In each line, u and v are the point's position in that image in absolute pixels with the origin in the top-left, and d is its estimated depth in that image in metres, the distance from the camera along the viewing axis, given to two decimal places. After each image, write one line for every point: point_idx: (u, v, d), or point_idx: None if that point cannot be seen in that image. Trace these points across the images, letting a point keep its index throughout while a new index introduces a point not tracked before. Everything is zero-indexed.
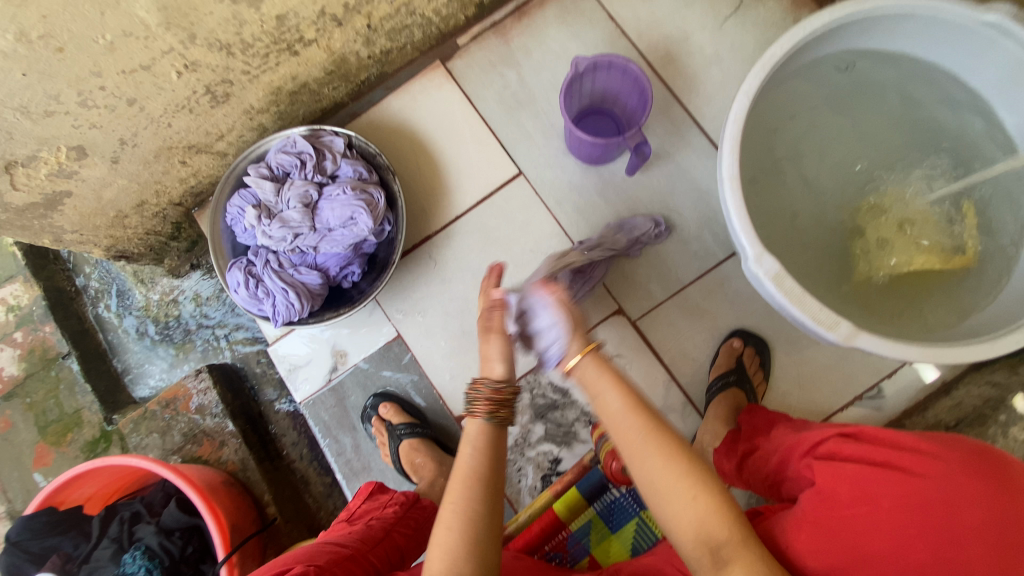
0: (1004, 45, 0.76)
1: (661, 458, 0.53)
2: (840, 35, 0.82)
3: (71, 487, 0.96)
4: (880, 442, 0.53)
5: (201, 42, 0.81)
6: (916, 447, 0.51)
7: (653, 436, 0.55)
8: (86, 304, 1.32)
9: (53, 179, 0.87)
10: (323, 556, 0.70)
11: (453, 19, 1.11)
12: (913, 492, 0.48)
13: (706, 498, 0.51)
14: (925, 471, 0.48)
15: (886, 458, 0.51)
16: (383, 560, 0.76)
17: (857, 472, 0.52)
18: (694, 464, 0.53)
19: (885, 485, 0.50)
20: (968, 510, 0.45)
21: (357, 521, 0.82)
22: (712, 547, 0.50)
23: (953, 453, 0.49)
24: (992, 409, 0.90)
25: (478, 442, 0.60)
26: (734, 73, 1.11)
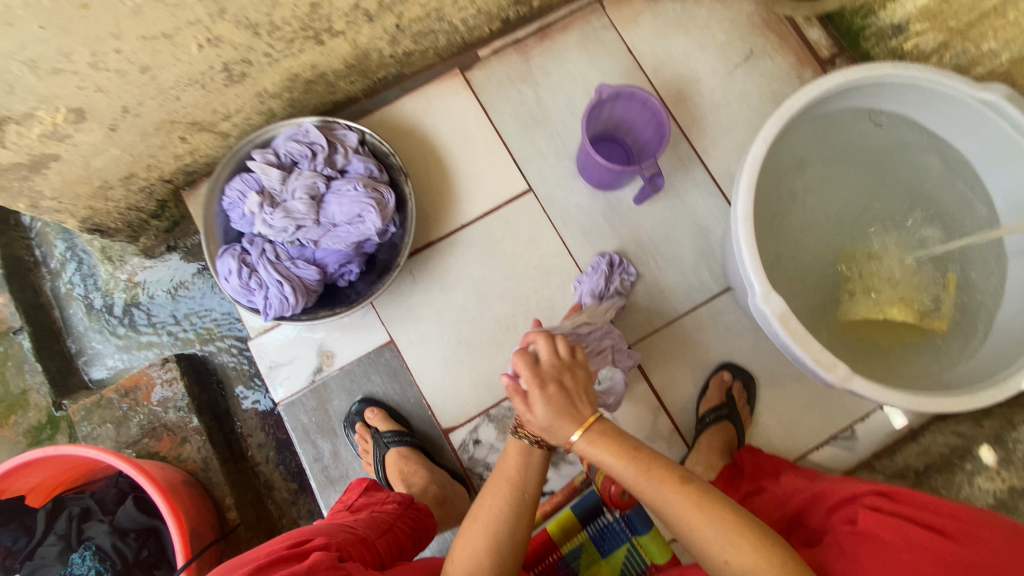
0: (995, 124, 0.83)
1: (689, 515, 0.60)
2: (850, 94, 0.88)
3: (15, 475, 0.87)
4: (923, 504, 0.56)
5: (230, 18, 0.78)
6: (959, 514, 0.54)
7: (675, 493, 0.62)
8: (46, 278, 1.22)
9: (45, 141, 0.80)
10: (338, 535, 0.69)
11: (478, 31, 1.12)
12: (957, 552, 0.50)
13: (737, 556, 0.56)
14: (969, 537, 0.51)
15: (932, 520, 0.54)
16: (388, 552, 0.74)
17: (899, 523, 0.55)
18: (721, 522, 0.58)
19: (930, 541, 0.52)
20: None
21: (359, 511, 0.80)
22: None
23: (994, 526, 0.52)
24: (958, 458, 0.94)
25: (515, 480, 0.70)
26: (740, 118, 1.16)
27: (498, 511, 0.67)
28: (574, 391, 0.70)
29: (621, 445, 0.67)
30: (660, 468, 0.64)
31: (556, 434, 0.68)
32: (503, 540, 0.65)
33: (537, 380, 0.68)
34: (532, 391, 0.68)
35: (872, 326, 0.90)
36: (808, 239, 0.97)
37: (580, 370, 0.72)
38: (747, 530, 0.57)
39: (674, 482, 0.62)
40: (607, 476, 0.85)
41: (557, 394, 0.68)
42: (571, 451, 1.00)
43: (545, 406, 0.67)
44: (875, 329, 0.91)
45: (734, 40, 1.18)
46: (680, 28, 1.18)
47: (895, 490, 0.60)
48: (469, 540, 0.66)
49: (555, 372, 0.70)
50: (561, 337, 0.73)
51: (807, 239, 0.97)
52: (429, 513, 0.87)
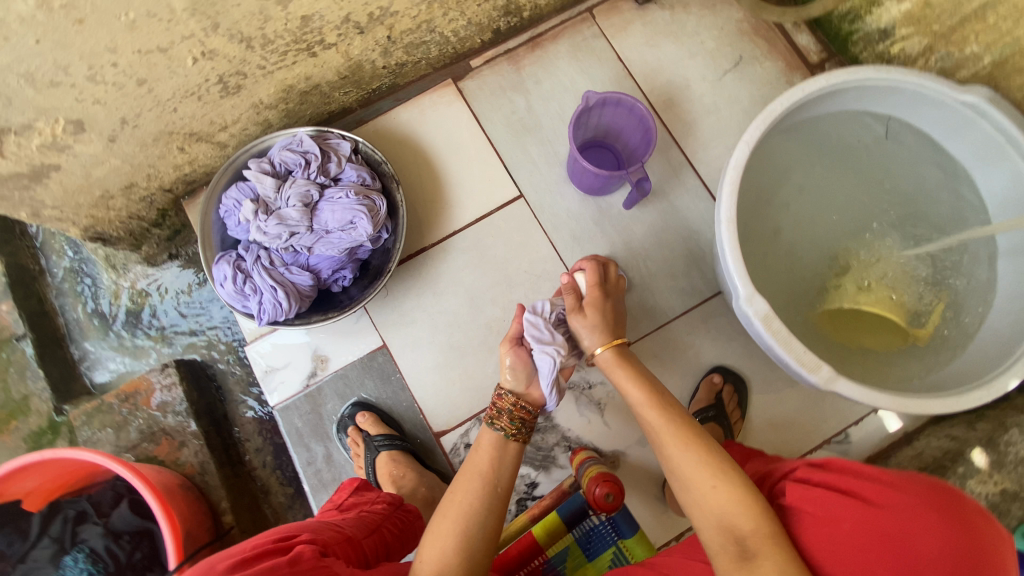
0: (980, 125, 0.84)
1: (680, 444, 0.70)
2: (834, 98, 0.89)
3: (13, 479, 0.88)
4: (847, 471, 0.56)
5: (223, 32, 0.81)
6: (878, 477, 0.54)
7: (678, 430, 0.71)
8: (50, 286, 1.25)
9: (45, 151, 0.84)
10: (325, 532, 0.70)
11: (470, 41, 1.14)
12: (870, 520, 0.51)
13: (722, 489, 0.63)
14: (882, 500, 0.51)
15: (850, 486, 0.54)
16: (374, 550, 0.75)
17: (822, 495, 0.56)
18: (706, 452, 0.68)
19: (846, 511, 0.53)
20: (920, 539, 0.47)
21: (348, 510, 0.81)
22: (737, 538, 0.58)
23: (911, 487, 0.51)
24: (951, 460, 0.95)
25: (487, 473, 0.74)
26: (730, 123, 1.17)
27: (469, 507, 0.70)
28: (616, 320, 0.89)
29: (639, 375, 0.81)
30: (670, 408, 0.75)
31: (589, 341, 0.85)
32: (474, 536, 0.68)
33: (592, 293, 0.88)
34: (587, 300, 0.87)
35: (856, 322, 0.91)
36: (797, 241, 0.97)
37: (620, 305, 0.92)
38: (727, 465, 0.65)
39: (677, 420, 0.73)
40: (594, 478, 0.85)
41: (604, 314, 0.87)
42: (560, 455, 1.03)
43: (592, 318, 0.86)
44: (859, 328, 0.91)
45: (723, 47, 1.19)
46: (669, 35, 1.20)
47: (827, 460, 0.60)
48: (439, 536, 0.68)
49: (598, 293, 0.88)
50: (613, 265, 0.96)
51: (795, 241, 0.97)
52: (418, 515, 0.88)
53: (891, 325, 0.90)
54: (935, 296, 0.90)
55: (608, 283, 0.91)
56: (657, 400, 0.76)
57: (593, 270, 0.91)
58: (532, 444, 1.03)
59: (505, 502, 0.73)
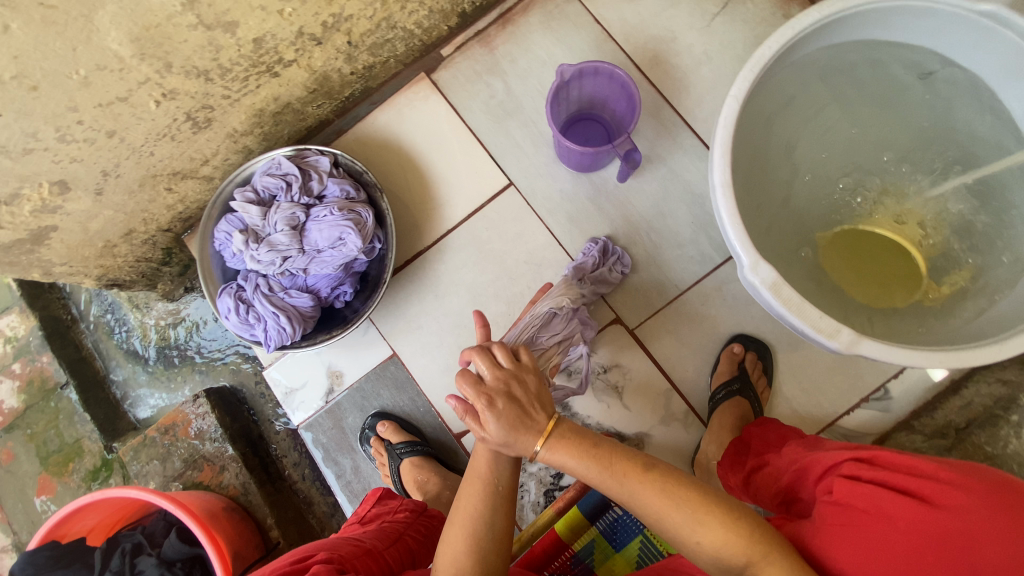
0: (1001, 35, 0.73)
1: (649, 506, 0.58)
2: (832, 32, 0.78)
3: (75, 518, 0.96)
4: (900, 466, 0.53)
5: (178, 70, 0.81)
6: (936, 473, 0.50)
7: (634, 481, 0.59)
8: (84, 332, 1.32)
9: (38, 215, 0.86)
10: (342, 549, 0.73)
11: (436, 30, 1.09)
12: (932, 522, 0.48)
13: (706, 538, 0.55)
14: (946, 501, 0.48)
15: (906, 484, 0.51)
16: (398, 560, 0.77)
17: (875, 493, 0.52)
18: (680, 508, 0.56)
19: (902, 511, 0.50)
20: (988, 547, 0.45)
21: (369, 523, 0.85)
22: (738, 574, 0.54)
23: (978, 485, 0.48)
24: (1003, 409, 0.89)
25: (487, 476, 0.70)
26: (725, 70, 1.08)
27: (476, 510, 0.68)
28: (530, 402, 0.64)
29: (576, 444, 0.63)
30: (623, 460, 0.61)
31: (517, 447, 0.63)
32: (482, 538, 0.66)
33: (482, 397, 0.62)
34: (480, 409, 0.62)
35: (848, 261, 0.86)
36: (804, 191, 0.89)
37: (532, 380, 0.65)
38: (708, 509, 0.56)
39: (637, 471, 0.60)
40: None
41: (509, 409, 0.62)
42: None
43: (501, 427, 0.62)
44: (859, 263, 0.86)
45: None
46: None
47: (874, 453, 0.56)
48: (449, 546, 0.67)
49: (500, 389, 0.63)
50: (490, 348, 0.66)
51: (800, 195, 0.89)
52: (443, 520, 0.89)
53: (893, 248, 0.85)
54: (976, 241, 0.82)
55: (491, 377, 0.64)
56: (603, 464, 0.61)
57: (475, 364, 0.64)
58: None
59: (510, 498, 0.70)
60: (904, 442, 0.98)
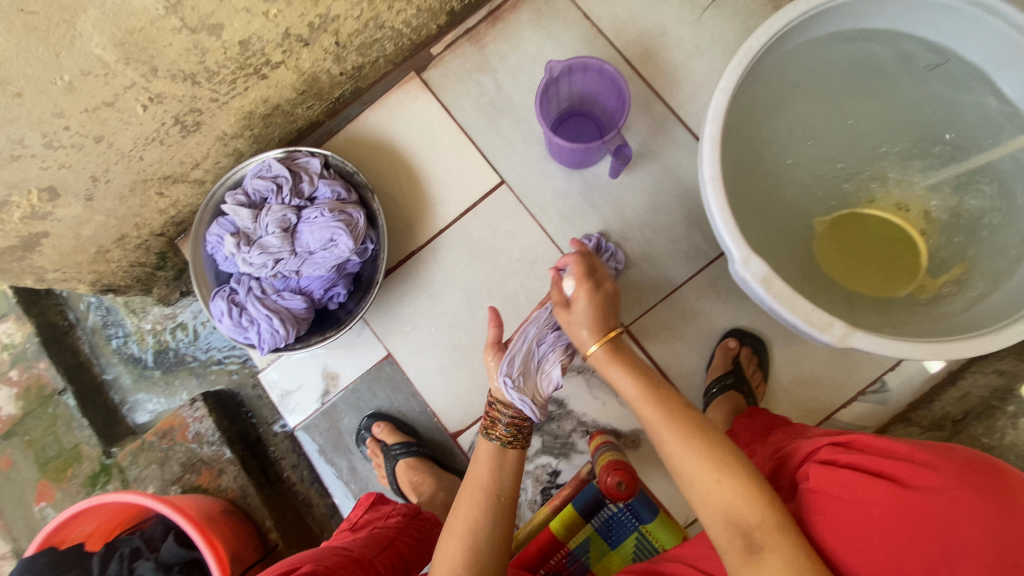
0: (991, 23, 0.73)
1: (682, 443, 0.61)
2: (822, 22, 0.77)
3: (73, 524, 0.96)
4: (877, 450, 0.53)
5: (163, 74, 0.80)
6: (911, 455, 0.50)
7: (674, 417, 0.63)
8: (81, 338, 1.31)
9: (28, 221, 0.86)
10: (330, 558, 0.73)
11: (425, 29, 1.09)
12: (907, 505, 0.47)
13: (728, 482, 0.56)
14: (919, 483, 0.48)
15: (881, 467, 0.51)
16: (387, 566, 0.77)
17: (851, 477, 0.52)
18: (713, 446, 0.59)
19: (878, 495, 0.49)
20: (962, 527, 0.45)
21: (360, 530, 0.84)
22: (743, 531, 0.53)
23: (952, 465, 0.48)
24: (1000, 400, 0.91)
25: (488, 485, 0.71)
26: (717, 64, 1.08)
27: (476, 520, 0.68)
28: (609, 315, 0.74)
29: (633, 370, 0.70)
30: (668, 396, 0.66)
31: (581, 342, 0.73)
32: (482, 548, 0.67)
33: (584, 285, 0.73)
34: (577, 292, 0.74)
35: (844, 236, 0.89)
36: (798, 185, 0.88)
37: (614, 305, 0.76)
38: (739, 461, 0.58)
39: (676, 408, 0.65)
40: (605, 466, 0.84)
41: (598, 305, 0.73)
42: (579, 441, 1.02)
43: (585, 308, 0.73)
44: (854, 244, 0.88)
45: None
46: None
47: (851, 437, 0.56)
48: (448, 555, 0.67)
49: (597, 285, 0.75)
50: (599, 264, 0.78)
51: (793, 189, 0.88)
52: (436, 522, 0.89)
53: (890, 240, 0.88)
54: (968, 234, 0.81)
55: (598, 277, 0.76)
56: (651, 390, 0.67)
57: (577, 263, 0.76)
58: (549, 433, 1.02)
59: (511, 508, 0.72)
60: (902, 435, 0.97)
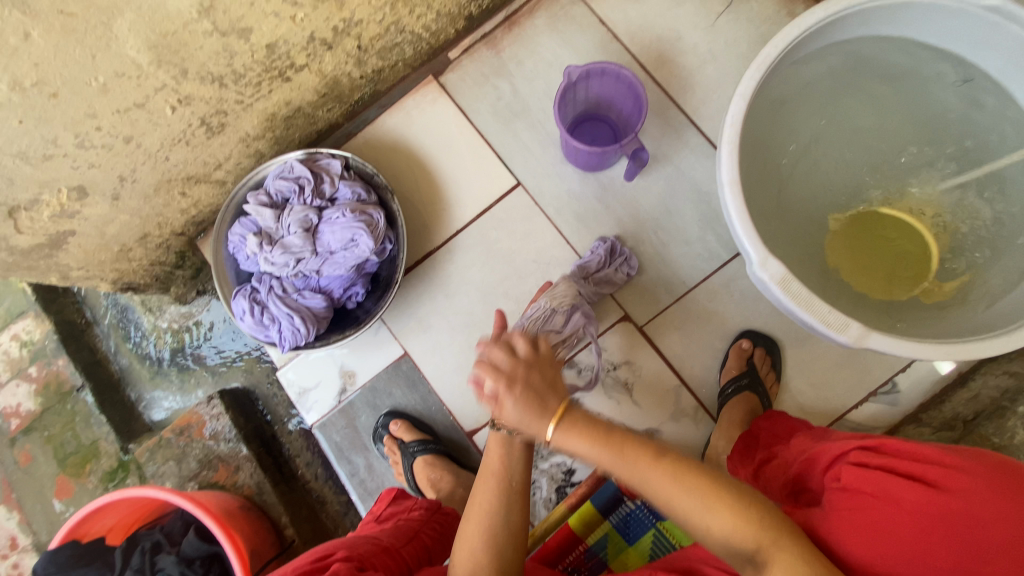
0: (1008, 29, 0.75)
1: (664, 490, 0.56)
2: (837, 30, 0.79)
3: (94, 518, 0.98)
4: (907, 452, 0.54)
5: (193, 76, 0.82)
6: (941, 459, 0.52)
7: (651, 466, 0.58)
8: (98, 336, 1.33)
9: (57, 220, 0.88)
10: (362, 547, 0.74)
11: (443, 33, 1.10)
12: (938, 505, 0.49)
13: (718, 523, 0.54)
14: (953, 486, 0.49)
15: (913, 470, 0.52)
16: (414, 557, 0.79)
17: (883, 478, 0.53)
18: (697, 491, 0.55)
19: (911, 495, 0.50)
20: (992, 527, 0.47)
21: (385, 522, 0.86)
22: (746, 559, 0.53)
23: (981, 470, 0.50)
24: (1010, 401, 0.90)
25: (500, 473, 0.70)
26: (730, 70, 1.10)
27: (491, 508, 0.69)
28: (544, 388, 0.61)
29: (591, 428, 0.60)
30: (635, 443, 0.59)
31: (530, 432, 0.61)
32: (499, 533, 0.68)
33: (503, 381, 0.60)
34: (499, 394, 0.60)
35: (864, 233, 0.88)
36: (812, 188, 0.90)
37: (549, 366, 0.63)
38: (724, 494, 0.55)
39: (649, 454, 0.58)
40: None
41: (525, 395, 0.60)
42: None
43: (514, 409, 0.60)
44: (869, 247, 0.88)
45: None
46: None
47: (880, 440, 0.57)
48: (467, 539, 0.69)
49: (518, 371, 0.60)
50: (518, 333, 0.62)
51: (806, 193, 0.90)
52: (457, 517, 0.90)
53: (916, 262, 0.85)
54: (982, 237, 0.83)
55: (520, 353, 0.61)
56: (612, 444, 0.59)
57: (494, 350, 0.61)
58: None
59: (524, 493, 0.71)
60: (913, 435, 0.99)
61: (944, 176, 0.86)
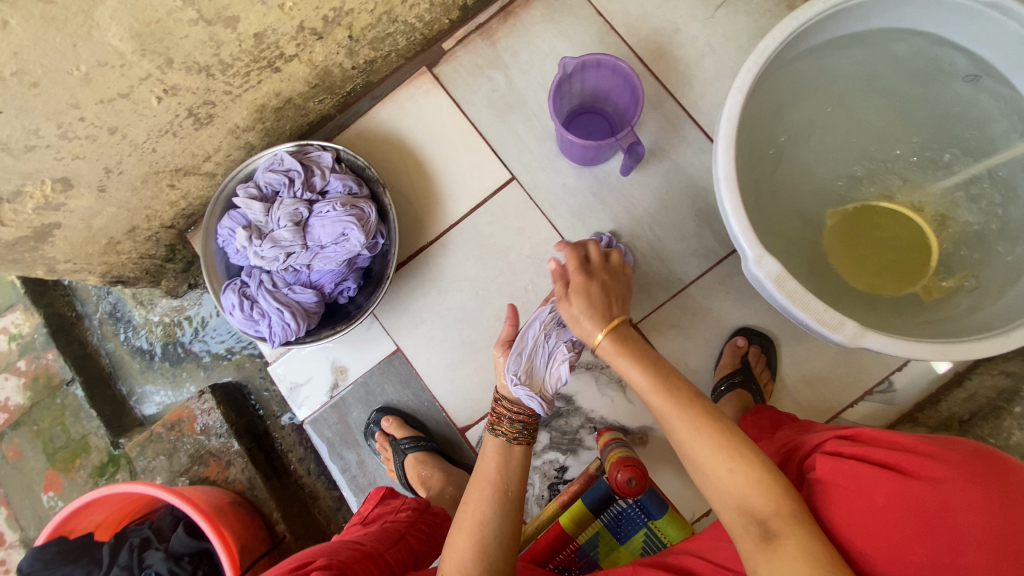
0: (1009, 25, 0.73)
1: (693, 432, 0.60)
2: (837, 22, 0.77)
3: (81, 515, 0.97)
4: (880, 442, 0.53)
5: (179, 66, 0.80)
6: (914, 447, 0.51)
7: (686, 408, 0.62)
8: (89, 329, 1.32)
9: (41, 213, 0.86)
10: (343, 553, 0.73)
11: (437, 23, 1.09)
12: (909, 494, 0.48)
13: (740, 471, 0.56)
14: (923, 474, 0.49)
15: (886, 458, 0.52)
16: (399, 561, 0.78)
17: (855, 468, 0.53)
18: (725, 434, 0.59)
19: (880, 484, 0.50)
20: (962, 515, 0.46)
21: (371, 524, 0.85)
22: (758, 521, 0.54)
23: (953, 457, 0.49)
24: (1006, 401, 0.91)
25: (495, 480, 0.72)
26: (729, 63, 1.08)
27: (483, 516, 0.69)
28: (611, 295, 0.73)
29: (645, 361, 0.67)
30: (677, 386, 0.64)
31: (586, 330, 0.71)
32: (490, 543, 0.67)
33: (581, 271, 0.73)
34: (574, 276, 0.73)
35: (866, 223, 0.87)
36: (811, 183, 0.88)
37: (618, 279, 0.77)
38: (747, 446, 0.57)
39: (686, 399, 0.62)
40: (615, 464, 0.85)
41: (597, 291, 0.72)
42: (586, 437, 1.02)
43: (581, 298, 0.71)
44: (868, 241, 0.87)
45: None
46: None
47: (857, 431, 0.57)
48: (457, 550, 0.68)
49: (593, 270, 0.75)
50: (597, 244, 0.79)
51: (803, 189, 0.88)
52: (446, 517, 0.90)
53: (912, 255, 0.85)
54: (981, 235, 0.82)
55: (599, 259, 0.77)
56: (661, 381, 0.64)
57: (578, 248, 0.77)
58: (557, 429, 1.02)
59: (518, 504, 0.72)
60: (908, 434, 0.98)
61: (944, 172, 0.84)
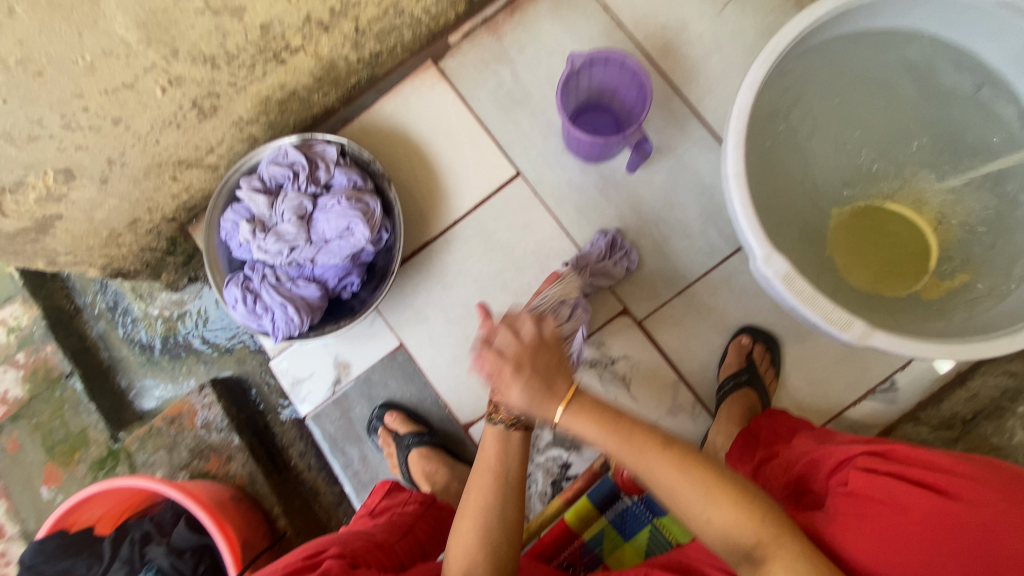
0: (1016, 23, 0.74)
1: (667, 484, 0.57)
2: (847, 20, 0.77)
3: (85, 506, 0.96)
4: (917, 460, 0.54)
5: (184, 57, 0.80)
6: (952, 468, 0.52)
7: (657, 459, 0.58)
8: (87, 322, 1.31)
9: (43, 204, 0.85)
10: (354, 543, 0.73)
11: (443, 16, 1.08)
12: (951, 515, 0.49)
13: (720, 518, 0.54)
14: (964, 496, 0.49)
15: (925, 477, 0.52)
16: (409, 553, 0.78)
17: (893, 485, 0.53)
18: (700, 485, 0.56)
19: (921, 503, 0.50)
20: (1004, 539, 0.47)
21: (379, 516, 0.85)
22: (743, 552, 0.54)
23: (992, 481, 0.50)
24: (1009, 401, 0.89)
25: (496, 468, 0.71)
26: (736, 60, 1.07)
27: (486, 502, 0.68)
28: (551, 372, 0.62)
29: (602, 418, 0.61)
30: (643, 437, 0.60)
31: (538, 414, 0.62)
32: (493, 531, 0.67)
33: (509, 373, 0.59)
34: (503, 384, 0.60)
35: (876, 222, 0.87)
36: (819, 182, 0.88)
37: (554, 350, 0.62)
38: (727, 488, 0.55)
39: (656, 447, 0.59)
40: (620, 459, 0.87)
41: (533, 380, 0.60)
42: None
43: (522, 396, 0.60)
44: (877, 242, 0.86)
45: None
46: None
47: (888, 446, 0.57)
48: (462, 535, 0.68)
49: (524, 356, 0.60)
50: (524, 316, 0.62)
51: (811, 187, 0.88)
52: (451, 512, 0.90)
53: (916, 260, 0.85)
54: (989, 237, 0.82)
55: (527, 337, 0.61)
56: (623, 439, 0.60)
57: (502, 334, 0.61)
58: None
59: (522, 494, 0.71)
60: (910, 433, 0.99)
61: (951, 173, 0.85)
